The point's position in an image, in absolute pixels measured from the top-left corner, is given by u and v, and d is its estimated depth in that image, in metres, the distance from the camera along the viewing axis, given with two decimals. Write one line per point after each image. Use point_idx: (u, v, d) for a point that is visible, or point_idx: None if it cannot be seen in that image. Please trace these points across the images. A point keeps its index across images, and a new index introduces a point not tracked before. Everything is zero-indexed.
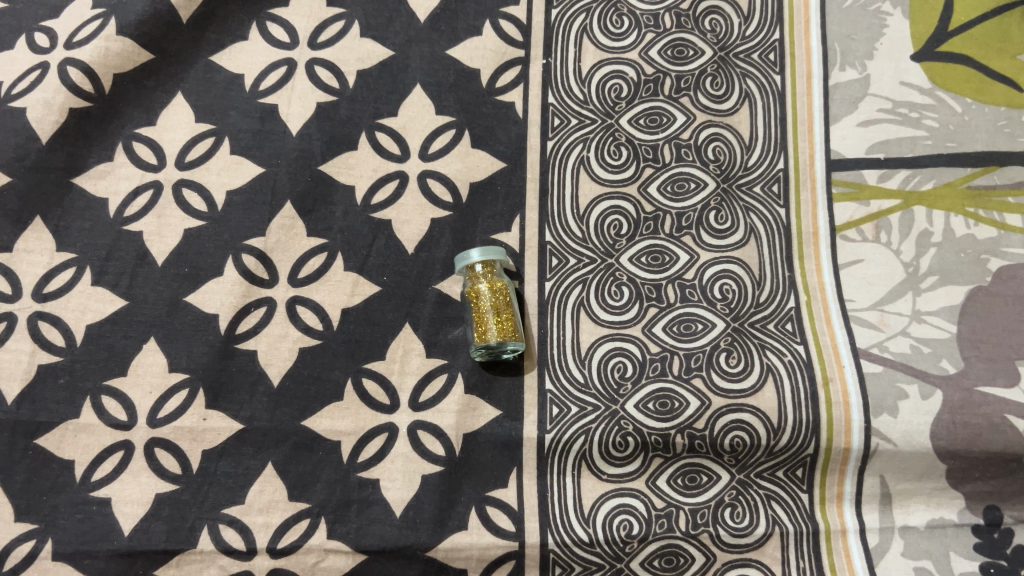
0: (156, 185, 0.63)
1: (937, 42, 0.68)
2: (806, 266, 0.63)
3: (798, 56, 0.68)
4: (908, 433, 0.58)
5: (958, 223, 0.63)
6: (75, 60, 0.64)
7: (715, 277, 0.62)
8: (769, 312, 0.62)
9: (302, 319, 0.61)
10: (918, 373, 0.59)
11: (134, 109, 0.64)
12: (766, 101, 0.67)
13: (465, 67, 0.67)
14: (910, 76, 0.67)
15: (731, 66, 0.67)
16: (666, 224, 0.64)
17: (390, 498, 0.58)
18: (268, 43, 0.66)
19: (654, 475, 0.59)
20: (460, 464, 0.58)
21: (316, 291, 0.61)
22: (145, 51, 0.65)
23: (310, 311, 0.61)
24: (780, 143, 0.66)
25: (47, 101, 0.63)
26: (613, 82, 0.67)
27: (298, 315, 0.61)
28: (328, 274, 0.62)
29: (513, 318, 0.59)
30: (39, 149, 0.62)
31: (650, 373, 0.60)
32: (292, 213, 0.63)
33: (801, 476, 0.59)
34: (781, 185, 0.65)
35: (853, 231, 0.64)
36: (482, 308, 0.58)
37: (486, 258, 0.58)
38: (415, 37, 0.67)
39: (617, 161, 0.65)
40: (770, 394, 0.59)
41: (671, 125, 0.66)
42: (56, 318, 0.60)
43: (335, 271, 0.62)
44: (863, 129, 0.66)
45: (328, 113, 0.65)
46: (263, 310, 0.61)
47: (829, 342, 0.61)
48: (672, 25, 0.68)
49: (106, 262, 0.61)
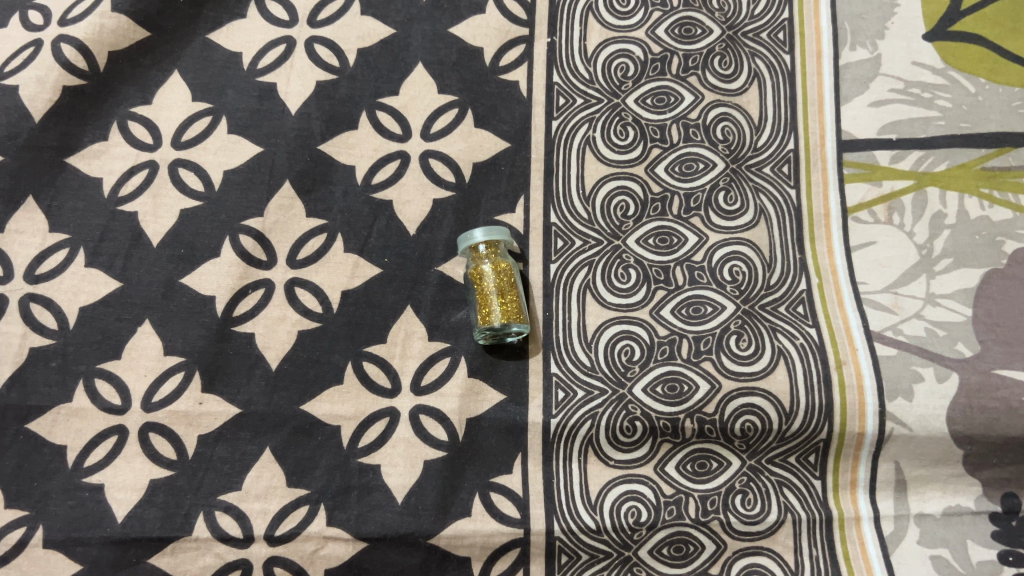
0: (152, 165, 0.61)
1: (949, 21, 0.66)
2: (817, 248, 0.61)
3: (808, 35, 0.66)
4: (923, 417, 0.56)
5: (973, 205, 0.62)
6: (69, 37, 0.63)
7: (725, 259, 0.61)
8: (780, 295, 0.60)
9: (301, 302, 0.59)
10: (934, 356, 0.58)
11: (129, 88, 0.63)
12: (775, 80, 0.65)
13: (468, 45, 0.65)
14: (922, 56, 0.65)
15: (740, 45, 0.66)
16: (674, 205, 0.62)
17: (392, 484, 0.56)
18: (266, 21, 0.65)
19: (662, 460, 0.57)
20: (463, 450, 0.57)
21: (316, 272, 0.60)
22: (140, 29, 0.64)
23: (309, 293, 0.59)
24: (790, 123, 0.64)
25: (40, 78, 0.62)
26: (619, 61, 0.65)
27: (297, 297, 0.59)
28: (328, 255, 0.60)
29: (518, 300, 0.57)
30: (31, 127, 0.61)
31: (658, 357, 0.58)
32: (291, 193, 0.61)
33: (813, 462, 0.58)
34: (791, 166, 0.63)
35: (865, 213, 0.62)
36: (485, 290, 0.57)
37: (490, 238, 0.57)
38: (417, 15, 0.66)
39: (624, 141, 0.63)
40: (781, 377, 0.58)
41: (679, 104, 0.64)
42: (48, 300, 0.58)
43: (335, 252, 0.60)
44: (875, 109, 0.64)
45: (328, 92, 0.64)
46: (261, 292, 0.59)
47: (842, 324, 0.59)
48: (679, 3, 0.67)
49: (100, 243, 0.59)
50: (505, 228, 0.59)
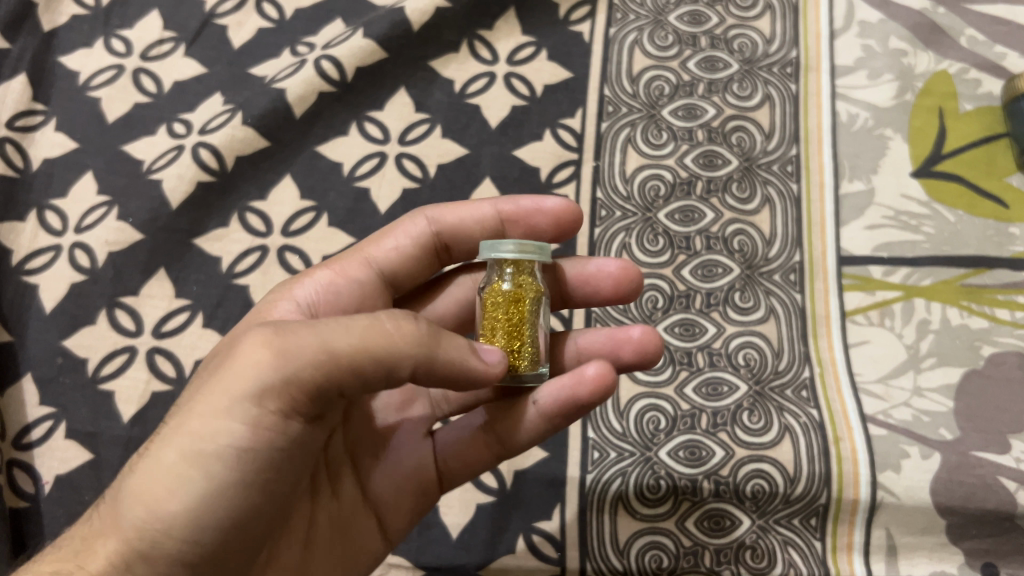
0: (263, 249, 0.75)
1: (933, 162, 0.78)
2: (819, 343, 0.72)
3: (812, 168, 0.78)
4: (909, 488, 0.65)
5: (953, 313, 0.72)
6: (206, 144, 0.78)
7: (739, 347, 0.71)
8: (787, 379, 0.70)
9: (290, 262, 0.74)
10: (919, 437, 0.67)
11: (250, 186, 0.78)
12: (784, 205, 0.77)
13: (528, 164, 0.79)
14: (910, 189, 0.77)
15: (754, 175, 0.78)
16: (697, 301, 0.73)
17: (448, 521, 0.66)
18: (363, 138, 0.80)
19: (683, 516, 0.66)
20: (510, 497, 0.67)
21: (304, 241, 0.75)
22: (262, 139, 0.79)
23: (297, 256, 0.74)
24: (797, 239, 0.76)
25: (180, 174, 0.77)
26: (653, 183, 0.78)
27: (286, 259, 0.74)
28: (313, 229, 0.76)
29: (532, 342, 0.52)
30: (168, 212, 0.76)
31: (681, 427, 0.68)
32: (334, 227, 0.76)
33: (815, 525, 0.66)
34: (798, 275, 0.74)
35: (860, 315, 0.72)
36: (497, 323, 0.52)
37: (520, 255, 0.50)
38: (487, 139, 0.80)
39: (655, 248, 0.75)
40: (787, 448, 0.67)
41: (702, 220, 0.76)
42: (169, 351, 0.70)
43: (318, 228, 0.76)
44: (869, 232, 0.76)
45: (412, 196, 0.77)
46: (257, 254, 0.74)
47: (840, 409, 0.69)
48: (703, 139, 0.80)
49: (216, 308, 0.72)
50: (545, 250, 0.52)
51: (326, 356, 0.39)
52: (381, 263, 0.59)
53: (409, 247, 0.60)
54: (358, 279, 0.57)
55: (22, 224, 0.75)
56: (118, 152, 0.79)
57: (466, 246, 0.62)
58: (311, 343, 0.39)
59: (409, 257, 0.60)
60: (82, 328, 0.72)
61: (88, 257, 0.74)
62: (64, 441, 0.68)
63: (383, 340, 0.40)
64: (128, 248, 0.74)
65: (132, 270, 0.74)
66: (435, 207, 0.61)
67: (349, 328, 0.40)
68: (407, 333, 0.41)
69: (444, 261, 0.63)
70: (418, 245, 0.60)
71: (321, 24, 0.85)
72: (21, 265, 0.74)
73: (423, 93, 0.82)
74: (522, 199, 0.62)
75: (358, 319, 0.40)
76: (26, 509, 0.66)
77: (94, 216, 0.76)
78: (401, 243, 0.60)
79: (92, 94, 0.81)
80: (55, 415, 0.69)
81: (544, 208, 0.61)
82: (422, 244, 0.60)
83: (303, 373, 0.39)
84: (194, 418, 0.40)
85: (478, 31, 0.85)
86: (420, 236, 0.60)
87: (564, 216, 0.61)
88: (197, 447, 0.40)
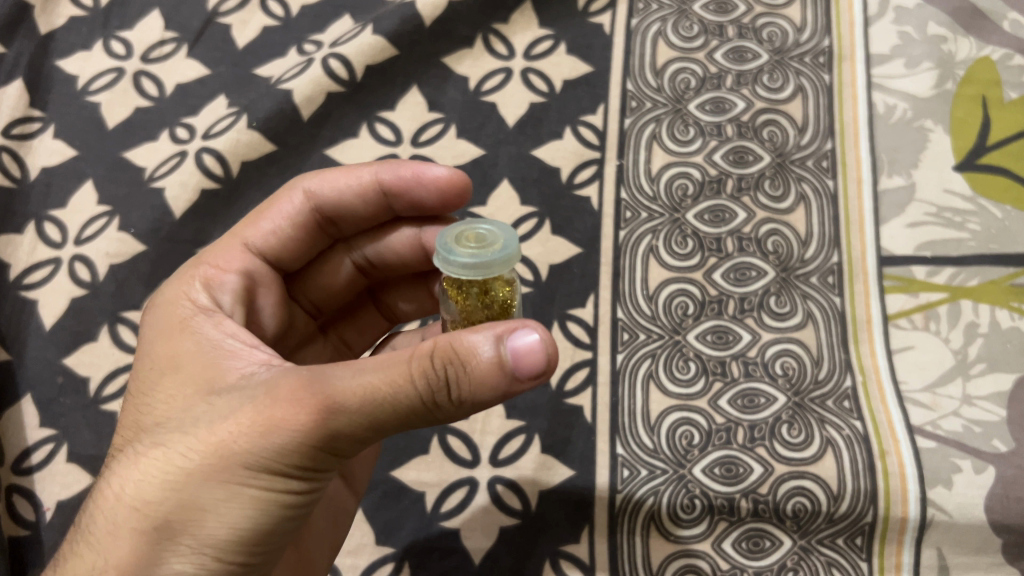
0: None
1: (977, 154, 0.73)
2: (861, 348, 0.67)
3: (849, 163, 0.74)
4: (963, 505, 0.60)
5: (1003, 316, 0.67)
6: (210, 149, 0.75)
7: (776, 355, 0.67)
8: (828, 389, 0.66)
9: None
10: (971, 450, 0.62)
11: (256, 192, 0.74)
12: (820, 202, 0.73)
13: (548, 164, 0.75)
14: (953, 184, 0.72)
15: (787, 171, 0.74)
16: (730, 307, 0.69)
17: (469, 546, 0.63)
18: (374, 140, 0.76)
19: (720, 538, 0.62)
20: (535, 519, 0.63)
21: None
22: (268, 142, 0.76)
23: None
24: (834, 239, 0.71)
25: (183, 182, 0.74)
26: (680, 181, 0.74)
27: None
28: None
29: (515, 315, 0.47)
30: (171, 221, 0.73)
31: (716, 442, 0.64)
32: None
33: (860, 545, 0.62)
34: (836, 277, 0.70)
35: (904, 320, 0.68)
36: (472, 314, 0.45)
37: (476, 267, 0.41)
38: (504, 139, 0.76)
39: (684, 250, 0.71)
40: (830, 463, 0.63)
41: (734, 220, 0.72)
42: None
43: None
44: (911, 230, 0.71)
45: None
46: None
47: (885, 418, 0.64)
48: (733, 134, 0.76)
49: None
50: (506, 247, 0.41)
51: (374, 414, 0.38)
52: (262, 247, 0.57)
53: (289, 228, 0.57)
54: (242, 266, 0.54)
55: (20, 237, 0.72)
56: (118, 159, 0.75)
57: (351, 216, 0.59)
58: (355, 404, 0.38)
59: (291, 239, 0.57)
60: (83, 346, 0.68)
61: (89, 270, 0.71)
62: (66, 465, 0.65)
63: (422, 398, 0.38)
64: (130, 260, 0.71)
65: (135, 285, 0.70)
66: (315, 177, 0.58)
67: (392, 394, 0.37)
68: (445, 390, 0.38)
69: (332, 232, 0.60)
70: (297, 223, 0.57)
71: (328, 21, 0.82)
72: (18, 280, 0.71)
73: (436, 91, 0.79)
74: (400, 167, 0.56)
75: (390, 380, 0.38)
76: (28, 538, 0.63)
77: (95, 227, 0.73)
78: (282, 226, 0.57)
79: (91, 99, 0.78)
80: (55, 438, 0.65)
81: (407, 179, 0.56)
82: (302, 221, 0.58)
83: (342, 433, 0.38)
84: (222, 457, 0.39)
85: (492, 25, 0.81)
86: (293, 211, 0.57)
87: (452, 183, 0.56)
88: (227, 481, 0.40)
